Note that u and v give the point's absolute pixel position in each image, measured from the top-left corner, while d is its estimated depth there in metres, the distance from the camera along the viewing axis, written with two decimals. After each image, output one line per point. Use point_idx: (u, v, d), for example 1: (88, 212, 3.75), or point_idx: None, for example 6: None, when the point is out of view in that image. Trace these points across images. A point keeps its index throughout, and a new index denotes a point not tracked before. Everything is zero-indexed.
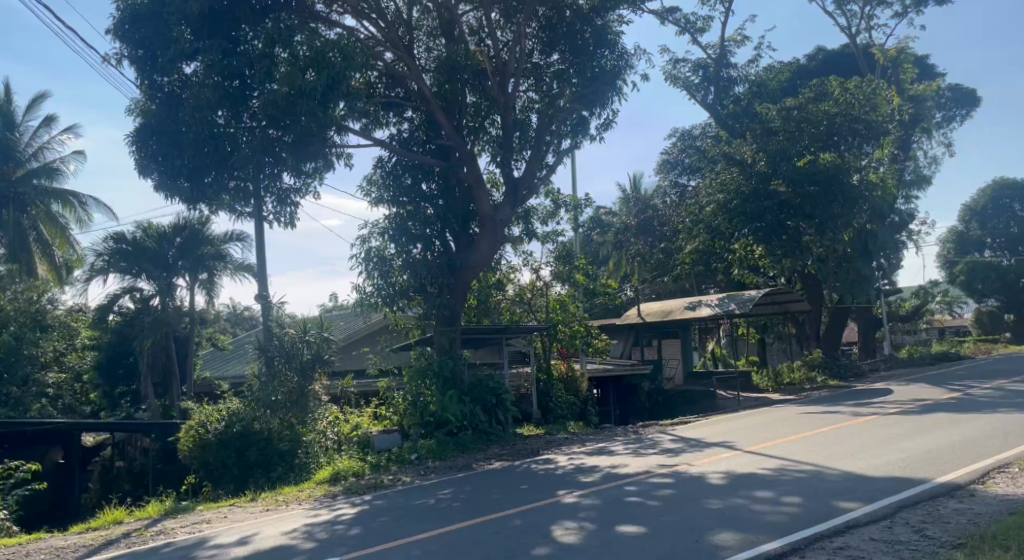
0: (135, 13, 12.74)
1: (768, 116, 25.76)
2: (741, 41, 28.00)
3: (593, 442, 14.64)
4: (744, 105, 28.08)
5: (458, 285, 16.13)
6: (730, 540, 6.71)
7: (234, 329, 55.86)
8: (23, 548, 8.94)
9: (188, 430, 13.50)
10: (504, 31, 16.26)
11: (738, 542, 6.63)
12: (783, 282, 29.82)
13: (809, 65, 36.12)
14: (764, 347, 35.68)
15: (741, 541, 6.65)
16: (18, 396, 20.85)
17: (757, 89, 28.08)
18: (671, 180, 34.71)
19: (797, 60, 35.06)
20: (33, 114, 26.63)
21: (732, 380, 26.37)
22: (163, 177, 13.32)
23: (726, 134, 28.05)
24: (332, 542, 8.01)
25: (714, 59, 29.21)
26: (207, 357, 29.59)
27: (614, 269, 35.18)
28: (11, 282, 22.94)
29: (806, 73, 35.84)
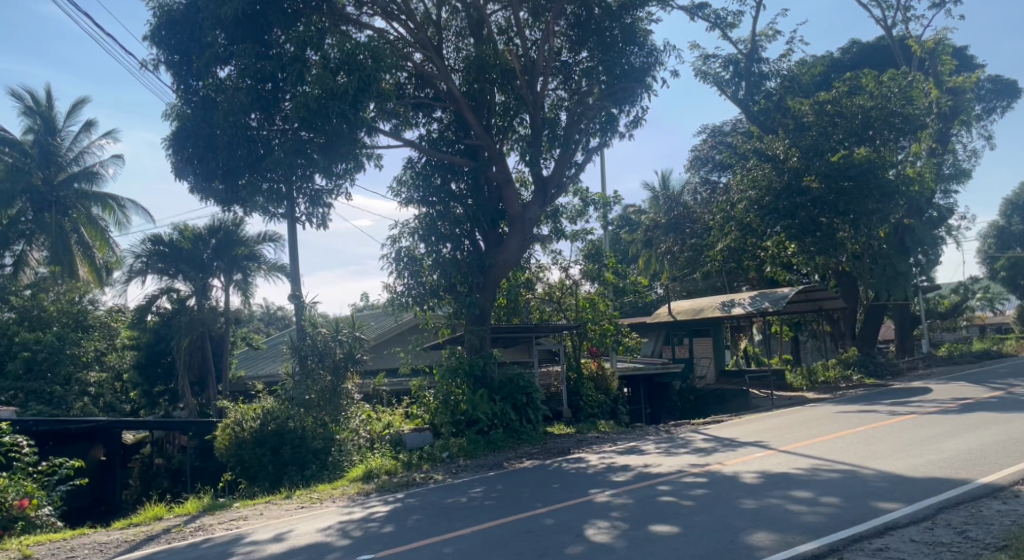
0: (171, 20, 13.03)
1: (800, 111, 25.33)
2: (772, 34, 27.53)
3: (624, 441, 14.51)
4: (775, 100, 27.58)
5: (488, 285, 16.18)
6: (765, 541, 6.65)
7: (268, 330, 56.47)
8: (67, 543, 9.17)
9: (224, 429, 13.70)
10: (532, 30, 16.19)
11: (774, 543, 6.57)
12: (816, 279, 29.35)
13: (843, 58, 35.39)
14: (798, 345, 35.12)
15: (778, 542, 6.59)
16: (61, 395, 21.65)
17: (789, 84, 27.63)
18: (701, 177, 34.43)
19: (831, 53, 34.41)
20: (74, 120, 27.24)
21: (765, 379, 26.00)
22: (198, 179, 13.43)
23: (758, 130, 27.74)
24: (365, 540, 8.09)
25: (745, 55, 28.32)
26: (242, 357, 30.10)
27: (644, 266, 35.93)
28: (53, 283, 24.03)
29: (840, 66, 35.14)
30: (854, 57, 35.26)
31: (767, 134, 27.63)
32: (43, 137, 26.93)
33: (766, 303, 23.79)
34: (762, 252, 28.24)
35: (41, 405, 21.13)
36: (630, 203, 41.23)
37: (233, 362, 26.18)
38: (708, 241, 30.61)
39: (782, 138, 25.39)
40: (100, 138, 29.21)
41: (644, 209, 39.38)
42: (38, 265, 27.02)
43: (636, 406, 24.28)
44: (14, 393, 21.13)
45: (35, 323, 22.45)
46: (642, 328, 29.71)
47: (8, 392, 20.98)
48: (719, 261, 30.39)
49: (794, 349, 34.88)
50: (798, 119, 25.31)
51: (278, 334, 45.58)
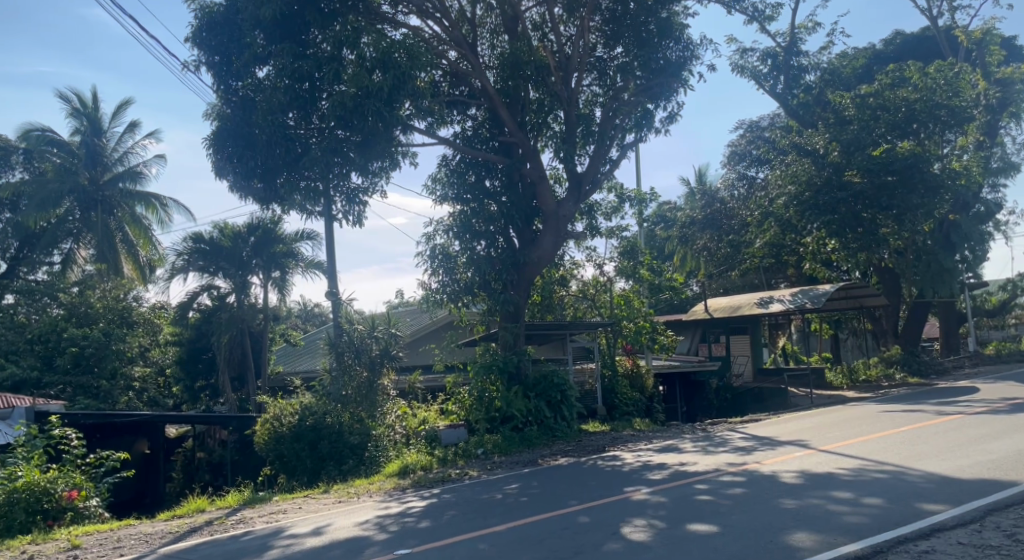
0: (212, 21, 13.27)
1: (840, 104, 24.76)
2: (812, 26, 26.98)
3: (660, 439, 14.41)
4: (815, 94, 27.06)
5: (521, 282, 16.22)
6: (807, 542, 6.55)
7: (306, 326, 57.18)
8: (115, 533, 9.40)
9: (264, 424, 13.97)
10: (567, 25, 16.12)
11: (816, 544, 6.47)
12: (857, 276, 28.71)
13: (886, 50, 34.48)
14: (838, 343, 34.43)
15: (820, 543, 6.48)
16: (108, 389, 22.38)
17: (830, 77, 27.07)
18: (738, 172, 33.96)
19: (873, 45, 33.61)
20: (118, 121, 27.86)
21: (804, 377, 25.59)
22: (238, 178, 13.67)
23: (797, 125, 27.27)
24: (403, 535, 8.18)
25: (783, 48, 27.62)
26: (281, 353, 30.54)
27: (679, 264, 35.65)
28: (99, 281, 24.80)
29: (883, 58, 34.27)
30: (898, 48, 34.33)
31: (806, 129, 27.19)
32: (89, 137, 27.73)
33: (806, 300, 23.36)
34: (802, 248, 27.75)
35: (88, 400, 21.88)
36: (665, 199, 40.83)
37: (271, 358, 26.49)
38: (746, 238, 30.27)
39: (822, 132, 24.89)
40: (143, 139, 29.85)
41: (678, 205, 38.92)
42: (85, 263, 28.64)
43: (671, 404, 23.79)
44: (63, 387, 21.93)
45: (83, 319, 23.18)
46: (678, 325, 29.37)
47: (58, 386, 21.83)
48: (758, 256, 29.99)
49: (834, 347, 34.28)
50: (839, 112, 24.82)
51: (316, 330, 46.19)
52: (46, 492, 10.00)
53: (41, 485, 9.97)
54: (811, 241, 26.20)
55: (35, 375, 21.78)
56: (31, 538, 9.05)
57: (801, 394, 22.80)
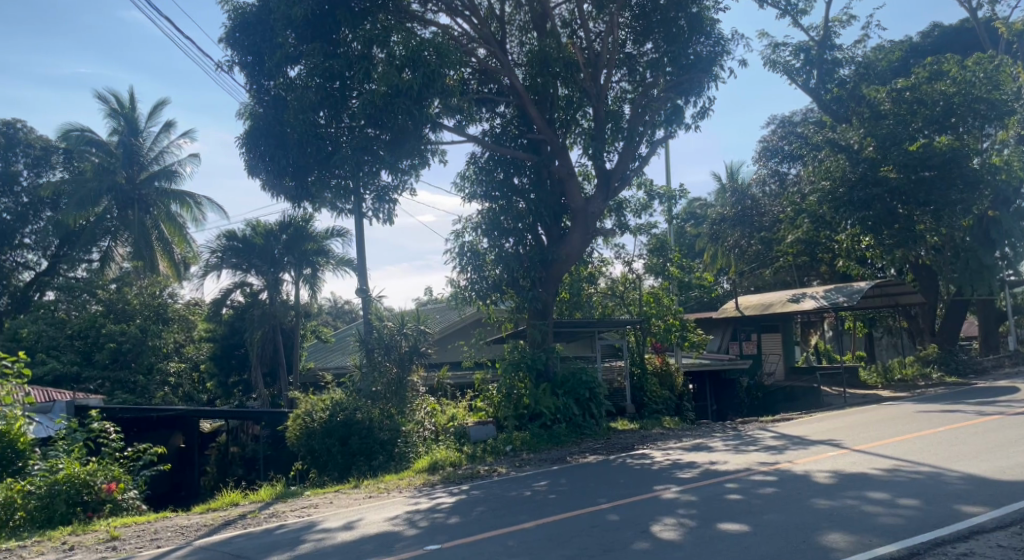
0: (245, 22, 13.46)
1: (875, 99, 24.35)
2: (847, 19, 26.51)
3: (691, 438, 14.32)
4: (850, 88, 26.54)
5: (550, 279, 16.16)
6: (840, 542, 6.47)
7: (337, 323, 57.63)
8: (151, 525, 9.61)
9: (296, 419, 14.16)
10: (596, 22, 16.06)
11: (850, 545, 6.38)
12: (892, 273, 28.22)
13: (924, 42, 33.73)
14: (872, 341, 33.84)
15: (854, 544, 6.40)
16: (144, 384, 22.83)
17: (864, 71, 26.58)
18: (770, 168, 33.56)
19: (910, 38, 32.86)
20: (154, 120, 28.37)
21: (839, 376, 25.55)
22: (270, 177, 13.82)
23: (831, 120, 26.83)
24: (433, 530, 8.24)
25: (817, 42, 27.25)
26: (312, 349, 30.90)
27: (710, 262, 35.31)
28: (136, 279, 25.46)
29: (920, 51, 33.48)
30: (936, 41, 33.56)
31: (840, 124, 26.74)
32: (127, 137, 28.24)
33: (839, 297, 22.99)
34: (836, 246, 27.36)
35: (126, 395, 22.38)
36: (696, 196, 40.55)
37: (303, 354, 26.76)
38: (778, 235, 29.92)
39: (857, 127, 24.50)
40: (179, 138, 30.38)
41: (710, 202, 38.67)
42: (122, 260, 29.51)
43: (701, 402, 23.61)
44: (102, 382, 22.39)
45: (120, 315, 23.86)
46: (708, 323, 29.07)
47: (97, 381, 22.30)
48: (790, 254, 29.76)
49: (868, 346, 33.69)
50: (874, 107, 24.36)
51: (348, 326, 46.60)
52: (86, 484, 10.24)
53: (81, 477, 10.19)
54: (846, 238, 25.76)
55: (76, 369, 22.39)
56: (71, 529, 9.28)
57: (834, 394, 22.42)
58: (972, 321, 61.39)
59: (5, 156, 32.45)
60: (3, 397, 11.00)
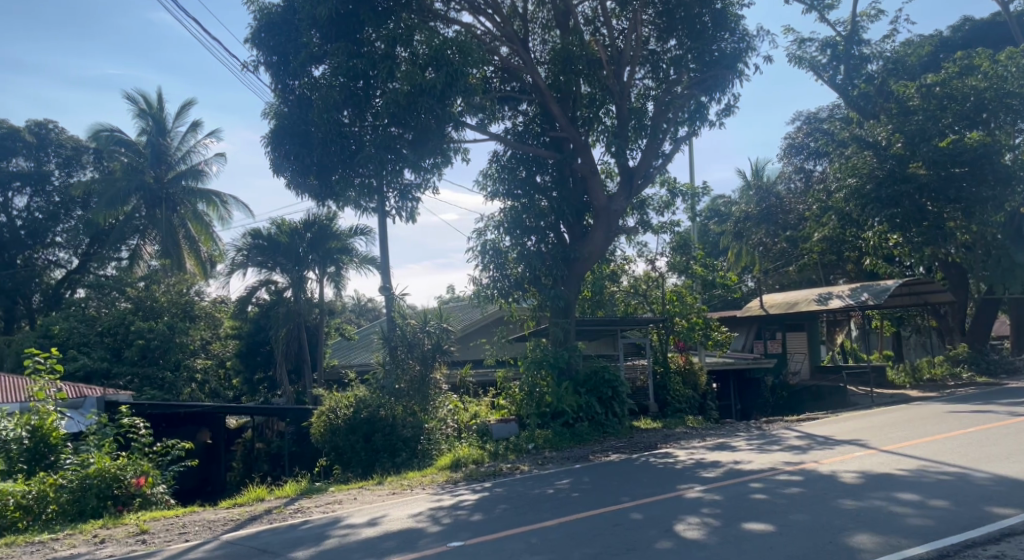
0: (270, 22, 13.57)
1: (904, 94, 23.97)
2: (875, 14, 26.13)
3: (715, 437, 14.21)
4: (877, 84, 26.15)
5: (572, 277, 16.11)
6: (867, 543, 6.40)
7: (361, 322, 57.85)
8: (179, 519, 9.75)
9: (320, 416, 14.28)
10: (619, 19, 15.98)
11: (877, 546, 6.30)
12: (921, 271, 27.72)
13: (954, 37, 33.08)
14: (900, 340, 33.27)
15: (882, 545, 6.32)
16: (172, 381, 23.16)
17: (892, 66, 26.17)
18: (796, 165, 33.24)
19: (940, 32, 32.26)
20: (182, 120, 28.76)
21: (864, 375, 25.29)
22: (295, 175, 13.95)
23: (858, 116, 26.46)
24: (455, 527, 8.26)
25: (844, 37, 27.04)
26: (336, 346, 31.14)
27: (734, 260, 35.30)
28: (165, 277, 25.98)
29: (951, 45, 32.85)
30: (967, 35, 32.92)
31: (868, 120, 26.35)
32: (155, 137, 28.63)
33: (866, 296, 22.67)
34: (863, 243, 27.01)
35: (154, 391, 22.81)
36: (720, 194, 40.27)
37: (327, 351, 26.94)
38: (805, 232, 29.54)
39: (885, 123, 24.14)
40: (206, 138, 30.74)
41: (734, 199, 38.32)
42: (151, 258, 30.13)
43: (725, 401, 23.43)
44: (131, 378, 22.86)
45: (149, 312, 24.38)
46: (733, 321, 28.89)
47: (126, 376, 22.79)
48: (817, 251, 29.48)
49: (896, 345, 33.18)
50: (902, 102, 23.98)
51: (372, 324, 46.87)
52: (117, 479, 10.41)
53: (112, 472, 10.36)
54: (873, 236, 25.42)
55: (106, 365, 22.77)
56: (102, 522, 9.45)
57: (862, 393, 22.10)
58: (1006, 320, 59.95)
59: (38, 156, 33.18)
60: (36, 392, 11.23)
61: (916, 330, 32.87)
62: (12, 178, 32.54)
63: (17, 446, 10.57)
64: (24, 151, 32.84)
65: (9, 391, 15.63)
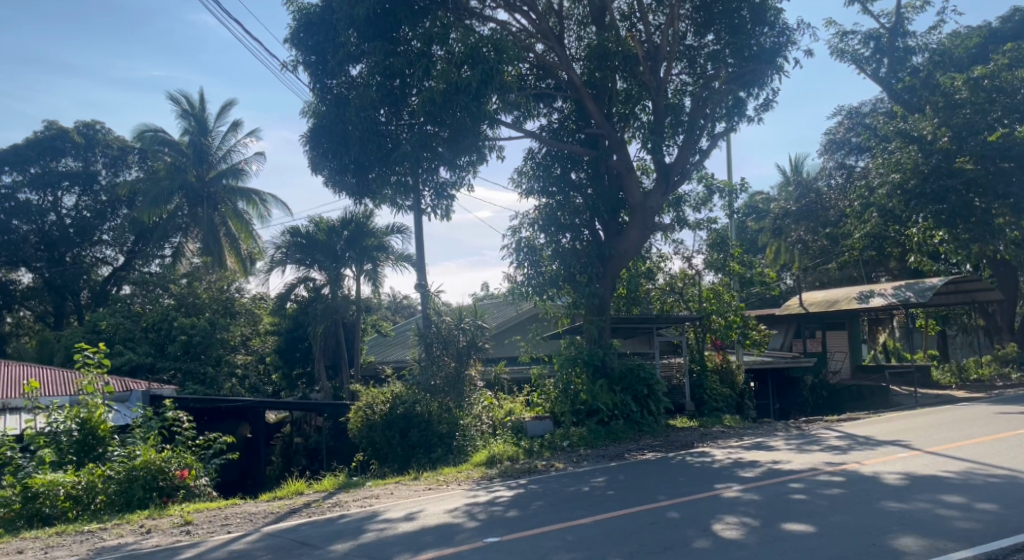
0: (308, 21, 13.74)
1: (951, 87, 23.36)
2: (921, 5, 25.50)
3: (752, 436, 14.04)
4: (922, 77, 25.52)
5: (607, 274, 16.06)
6: (912, 546, 6.26)
7: (398, 318, 58.14)
8: (222, 511, 9.95)
9: (357, 411, 14.47)
10: (656, 15, 15.89)
11: (923, 549, 6.17)
12: (968, 269, 26.93)
13: (1004, 27, 32.07)
14: (946, 340, 32.44)
15: (928, 548, 6.18)
16: (214, 375, 23.77)
17: (939, 58, 25.50)
18: (836, 161, 32.31)
19: (990, 22, 31.27)
20: (222, 120, 29.29)
21: (909, 375, 24.73)
22: (333, 173, 14.14)
23: (902, 110, 25.87)
24: (492, 523, 8.30)
25: (888, 29, 26.50)
26: (372, 343, 31.44)
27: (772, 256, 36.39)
28: (206, 273, 26.53)
29: (1002, 36, 31.83)
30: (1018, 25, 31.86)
31: (913, 113, 25.76)
32: (197, 137, 29.22)
33: (910, 294, 22.12)
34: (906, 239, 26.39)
35: (196, 385, 23.41)
36: (759, 191, 39.76)
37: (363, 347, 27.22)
38: (846, 229, 29.01)
39: (930, 117, 23.53)
40: (245, 138, 31.26)
41: (773, 196, 37.86)
42: (192, 256, 30.91)
43: (763, 401, 23.10)
44: (174, 372, 23.50)
45: (190, 308, 24.86)
46: (770, 320, 28.49)
47: (169, 371, 23.40)
48: (857, 248, 28.97)
49: (942, 344, 32.31)
50: (949, 96, 23.36)
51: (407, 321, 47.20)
52: (161, 470, 10.65)
53: (156, 464, 10.61)
54: (917, 233, 24.85)
55: (150, 360, 23.48)
56: (149, 513, 9.68)
57: (905, 394, 21.60)
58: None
59: (85, 156, 34.12)
60: (86, 385, 11.53)
61: (962, 329, 31.98)
62: (61, 178, 33.54)
63: (67, 438, 10.89)
64: (72, 152, 33.83)
65: (59, 385, 16.10)
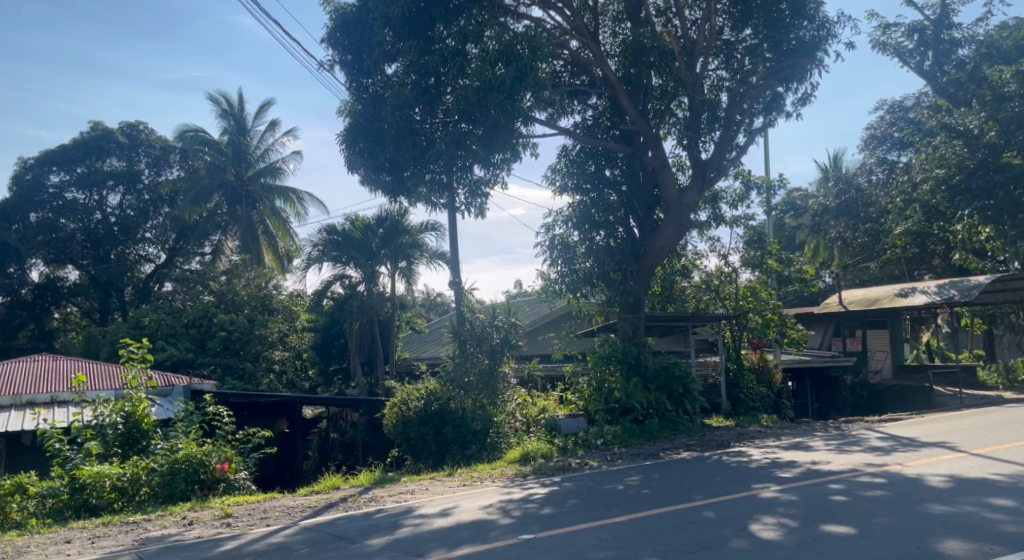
0: (345, 21, 13.87)
1: (999, 80, 22.68)
2: None
3: (790, 437, 13.84)
4: (969, 70, 24.87)
5: (642, 271, 16.08)
6: (957, 550, 6.11)
7: (431, 315, 58.19)
8: (261, 505, 10.12)
9: (392, 407, 14.64)
10: (692, 9, 15.73)
11: (969, 552, 6.03)
12: (1016, 267, 26.13)
13: None
14: (993, 339, 31.54)
15: (975, 551, 6.04)
16: (252, 371, 24.17)
17: (987, 50, 24.75)
18: (878, 156, 31.46)
19: None
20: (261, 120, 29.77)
21: (953, 375, 24.12)
22: (368, 172, 14.26)
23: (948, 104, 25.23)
24: (526, 520, 8.32)
25: (933, 20, 25.83)
26: (406, 340, 31.68)
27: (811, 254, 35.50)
28: (245, 269, 26.93)
29: None
30: None
31: (959, 107, 25.12)
32: (236, 137, 29.73)
33: (954, 293, 21.59)
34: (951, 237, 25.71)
35: (235, 380, 23.83)
36: (797, 188, 39.14)
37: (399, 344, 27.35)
38: (887, 226, 28.43)
39: (977, 111, 22.89)
40: (282, 137, 31.72)
41: (812, 192, 37.19)
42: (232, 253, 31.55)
43: (801, 401, 22.80)
44: (214, 367, 23.94)
45: (229, 305, 25.48)
46: (807, 318, 28.08)
47: (209, 366, 23.86)
48: (898, 245, 28.35)
49: (988, 344, 31.42)
50: (997, 88, 22.67)
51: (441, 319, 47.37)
52: (202, 464, 10.87)
53: (198, 457, 10.83)
54: (962, 230, 24.22)
55: (191, 356, 23.95)
56: (190, 505, 9.89)
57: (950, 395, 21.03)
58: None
59: (129, 156, 34.92)
60: (130, 380, 11.81)
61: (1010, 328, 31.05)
62: (106, 178, 34.40)
63: (113, 431, 11.17)
64: (117, 152, 34.67)
65: (105, 379, 16.58)
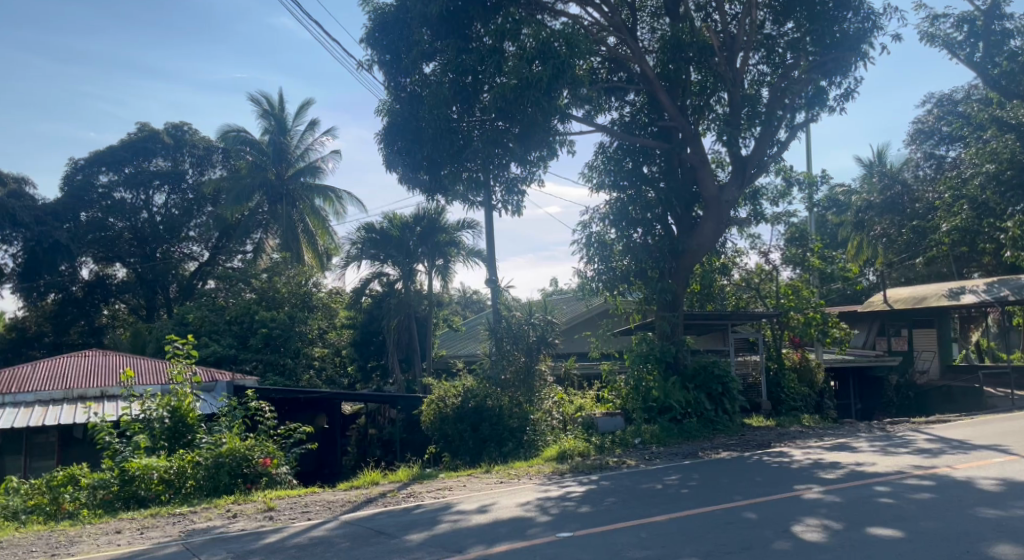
0: (384, 21, 13.97)
1: None
2: None
3: (834, 437, 13.61)
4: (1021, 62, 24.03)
5: (680, 269, 15.95)
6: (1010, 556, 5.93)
7: (467, 313, 58.09)
8: (302, 499, 10.26)
9: (429, 404, 14.80)
10: (732, 3, 15.53)
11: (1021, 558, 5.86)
12: None
13: None
14: None
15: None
16: (292, 366, 24.59)
17: None
18: (926, 152, 31.36)
19: None
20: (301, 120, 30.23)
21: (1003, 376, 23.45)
22: (406, 171, 14.37)
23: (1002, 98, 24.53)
24: (565, 518, 8.31)
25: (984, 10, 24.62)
26: (443, 337, 31.92)
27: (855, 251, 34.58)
28: (285, 266, 27.38)
29: None
30: None
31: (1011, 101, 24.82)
32: (276, 137, 30.15)
33: (1005, 292, 20.95)
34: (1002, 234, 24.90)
35: (275, 376, 24.25)
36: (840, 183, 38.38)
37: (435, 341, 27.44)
38: (935, 222, 27.76)
39: None
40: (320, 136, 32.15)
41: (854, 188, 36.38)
42: (271, 251, 32.29)
43: (845, 401, 22.33)
44: (255, 363, 24.44)
45: (270, 302, 26.02)
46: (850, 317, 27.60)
47: (251, 362, 24.34)
48: (945, 242, 27.64)
49: None
50: None
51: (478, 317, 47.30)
52: (246, 458, 11.02)
53: (241, 451, 10.99)
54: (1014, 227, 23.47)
55: (233, 352, 24.42)
56: (234, 498, 10.07)
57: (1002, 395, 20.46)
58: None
59: (174, 156, 35.69)
60: (176, 375, 12.11)
61: None
62: (152, 178, 35.24)
63: (160, 424, 11.45)
64: (162, 152, 35.49)
65: (152, 374, 16.99)
